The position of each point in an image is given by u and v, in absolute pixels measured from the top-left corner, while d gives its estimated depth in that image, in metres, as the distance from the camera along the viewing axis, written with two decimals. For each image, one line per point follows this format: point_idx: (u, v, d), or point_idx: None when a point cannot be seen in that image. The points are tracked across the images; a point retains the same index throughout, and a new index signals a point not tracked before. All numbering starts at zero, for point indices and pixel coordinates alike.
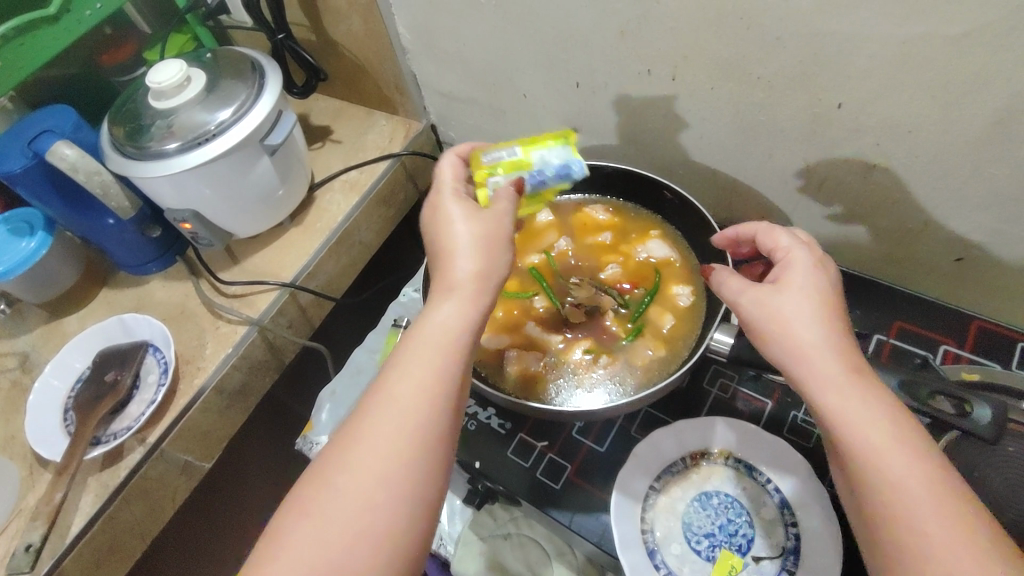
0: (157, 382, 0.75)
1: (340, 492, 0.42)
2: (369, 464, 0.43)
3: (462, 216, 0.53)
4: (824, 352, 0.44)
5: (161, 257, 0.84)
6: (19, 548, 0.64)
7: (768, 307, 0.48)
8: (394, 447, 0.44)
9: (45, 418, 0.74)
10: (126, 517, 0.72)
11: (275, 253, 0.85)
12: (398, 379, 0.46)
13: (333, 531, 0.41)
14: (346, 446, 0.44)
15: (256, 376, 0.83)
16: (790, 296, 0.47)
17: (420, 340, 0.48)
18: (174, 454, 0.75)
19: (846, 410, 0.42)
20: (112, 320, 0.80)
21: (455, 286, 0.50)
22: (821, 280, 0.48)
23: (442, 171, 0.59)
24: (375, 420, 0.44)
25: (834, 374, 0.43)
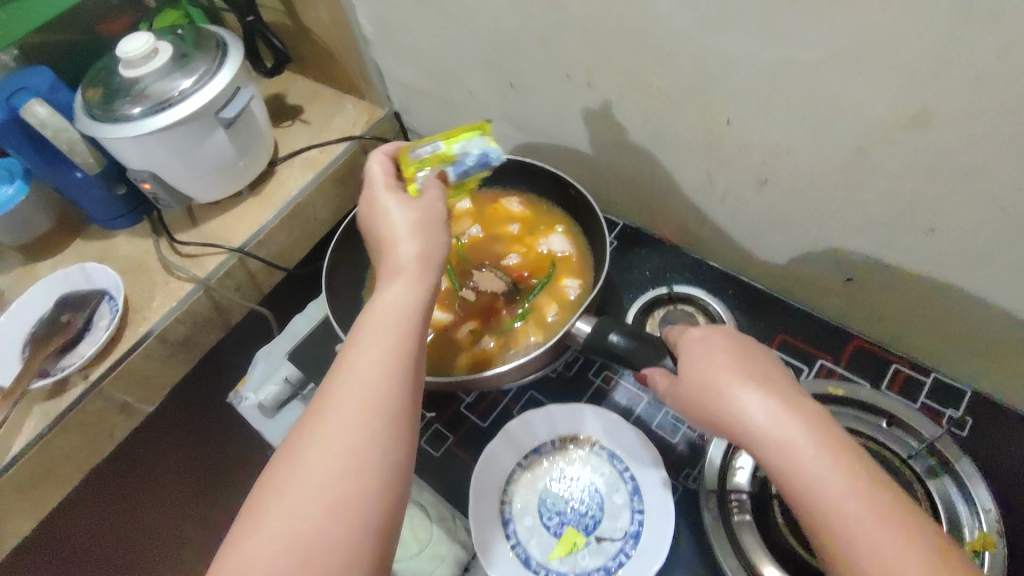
0: (105, 326, 0.81)
1: (312, 464, 0.43)
2: (337, 432, 0.44)
3: (397, 207, 0.57)
4: (770, 407, 0.43)
5: (129, 214, 0.92)
6: None
7: (705, 366, 0.47)
8: (359, 414, 0.45)
9: (4, 350, 0.81)
10: (62, 446, 0.78)
11: (230, 220, 0.91)
12: (355, 353, 0.48)
13: (310, 499, 0.42)
14: (313, 424, 0.45)
15: (200, 331, 0.89)
16: (714, 367, 0.46)
17: (374, 318, 0.50)
18: (113, 394, 0.81)
19: (790, 464, 0.41)
20: (75, 268, 0.87)
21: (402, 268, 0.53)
22: (724, 341, 0.48)
23: (370, 167, 0.62)
24: (336, 392, 0.46)
25: (766, 430, 0.43)
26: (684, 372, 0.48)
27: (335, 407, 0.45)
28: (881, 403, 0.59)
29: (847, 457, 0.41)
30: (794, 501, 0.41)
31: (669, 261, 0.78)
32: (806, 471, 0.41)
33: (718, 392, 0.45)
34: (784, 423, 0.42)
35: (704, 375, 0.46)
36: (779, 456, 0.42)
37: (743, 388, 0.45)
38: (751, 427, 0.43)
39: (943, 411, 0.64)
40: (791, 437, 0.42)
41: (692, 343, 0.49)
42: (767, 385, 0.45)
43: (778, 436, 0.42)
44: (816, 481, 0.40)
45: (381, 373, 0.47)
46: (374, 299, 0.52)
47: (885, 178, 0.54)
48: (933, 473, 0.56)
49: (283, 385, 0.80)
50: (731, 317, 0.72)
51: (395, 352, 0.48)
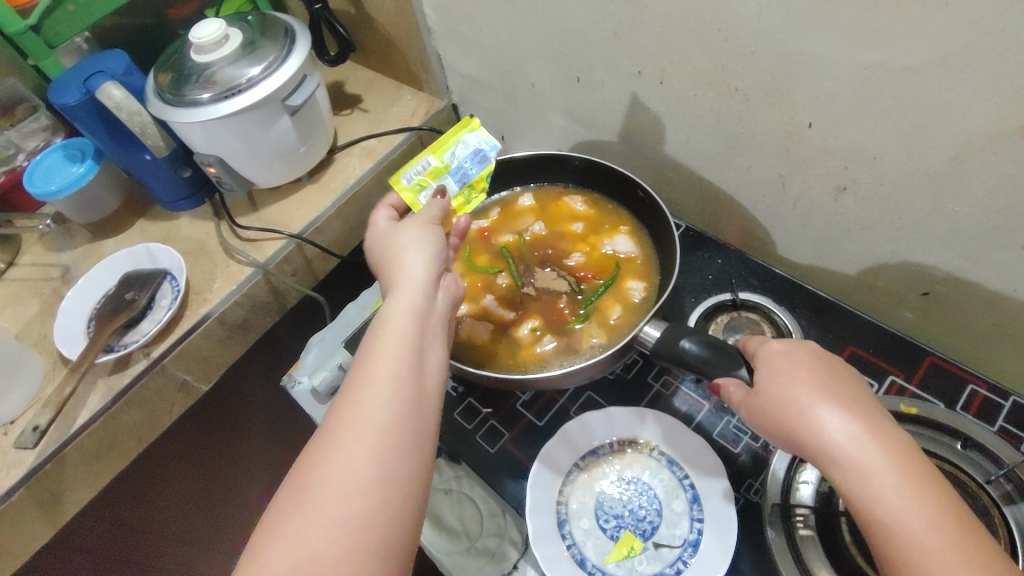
0: (167, 306, 0.83)
1: (324, 483, 0.41)
2: (353, 439, 0.43)
3: (398, 228, 0.58)
4: (850, 432, 0.43)
5: (192, 196, 0.94)
6: (27, 428, 0.74)
7: (780, 382, 0.47)
8: (372, 430, 0.43)
9: (72, 324, 0.84)
10: (125, 419, 0.81)
11: (290, 206, 0.92)
12: (366, 368, 0.46)
13: (324, 518, 0.40)
14: (328, 435, 0.43)
15: (257, 314, 0.90)
16: (793, 381, 0.46)
17: (384, 327, 0.49)
18: (174, 371, 0.83)
19: (864, 486, 0.41)
20: (140, 248, 0.89)
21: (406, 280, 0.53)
22: (805, 357, 0.48)
23: (374, 215, 0.63)
24: (350, 401, 0.45)
25: (843, 449, 0.42)
26: (761, 385, 0.48)
27: (347, 425, 0.43)
28: (957, 424, 0.58)
29: (927, 486, 0.40)
30: (869, 525, 0.40)
31: (733, 266, 0.77)
32: (884, 495, 0.40)
33: (799, 407, 0.45)
34: (863, 447, 0.42)
35: (783, 391, 0.46)
36: (852, 477, 0.41)
37: (825, 406, 0.44)
38: (825, 449, 0.43)
39: (1021, 436, 0.61)
40: (872, 462, 0.41)
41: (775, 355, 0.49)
42: (848, 406, 0.44)
43: (857, 458, 0.42)
44: (894, 506, 0.39)
45: (394, 376, 0.46)
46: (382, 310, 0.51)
47: (982, 190, 0.51)
48: (1011, 501, 0.53)
49: (336, 372, 0.81)
50: (796, 324, 0.71)
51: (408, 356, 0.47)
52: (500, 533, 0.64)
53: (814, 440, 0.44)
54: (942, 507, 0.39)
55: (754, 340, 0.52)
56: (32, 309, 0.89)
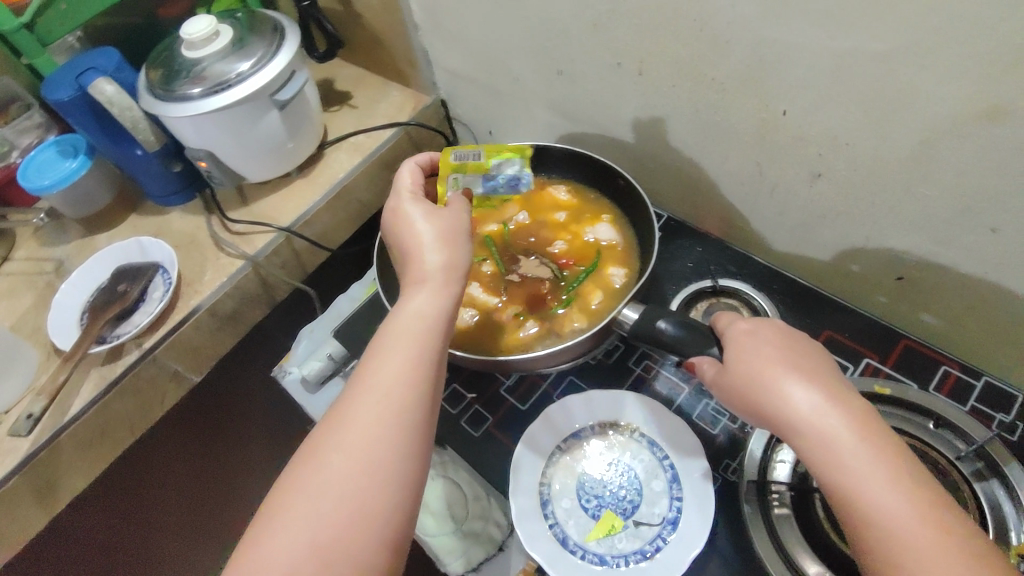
0: (159, 298, 0.85)
1: (328, 473, 0.44)
2: (358, 440, 0.45)
3: (421, 218, 0.57)
4: (815, 405, 0.44)
5: (184, 191, 0.95)
6: (21, 416, 0.75)
7: (746, 359, 0.48)
8: (377, 426, 0.46)
9: (65, 316, 0.85)
10: (117, 409, 0.82)
11: (280, 200, 0.94)
12: (378, 365, 0.48)
13: (325, 505, 0.43)
14: (334, 430, 0.46)
15: (247, 307, 0.91)
16: (757, 355, 0.48)
17: (398, 328, 0.50)
18: (166, 362, 0.84)
19: (828, 455, 0.42)
20: (132, 242, 0.91)
21: (426, 280, 0.53)
22: (767, 331, 0.50)
23: (401, 176, 0.63)
24: (357, 401, 0.47)
25: (808, 420, 0.44)
26: (726, 362, 0.50)
27: (355, 419, 0.46)
28: (930, 403, 0.59)
29: (885, 451, 0.42)
30: (834, 491, 0.42)
31: (713, 254, 0.78)
32: (846, 462, 0.42)
33: (763, 380, 0.47)
34: (827, 418, 0.44)
35: (751, 367, 0.48)
36: (817, 447, 0.43)
37: (789, 379, 0.46)
38: (793, 424, 0.45)
39: (993, 415, 0.63)
40: (833, 430, 0.43)
41: (739, 330, 0.51)
42: (808, 375, 0.46)
43: (820, 429, 0.43)
44: (855, 471, 0.41)
45: (403, 383, 0.47)
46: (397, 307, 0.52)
47: (948, 173, 0.53)
48: (980, 477, 0.55)
49: (326, 361, 0.82)
50: (773, 309, 0.72)
51: (418, 364, 0.48)
52: (483, 515, 0.65)
53: (782, 415, 0.45)
54: (901, 468, 0.41)
55: (722, 315, 0.54)
56: (26, 302, 0.90)
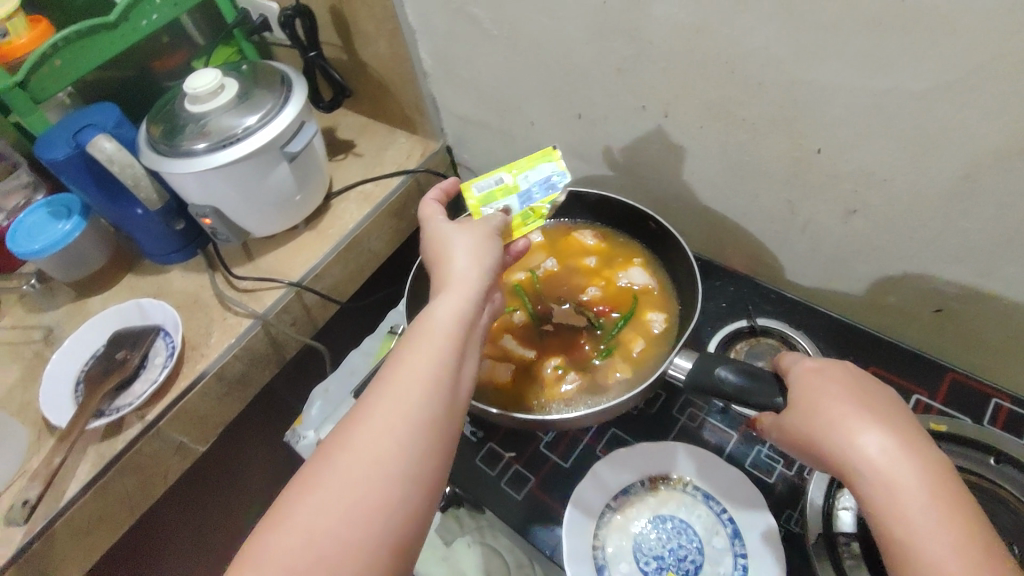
0: (161, 364, 0.80)
1: (337, 469, 0.41)
2: (369, 439, 0.42)
3: (453, 228, 0.55)
4: (887, 446, 0.42)
5: (184, 248, 0.91)
6: (16, 503, 0.69)
7: (811, 397, 0.47)
8: (391, 425, 0.43)
9: (58, 388, 0.79)
10: (118, 488, 0.76)
11: (288, 254, 0.90)
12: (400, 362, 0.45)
13: (330, 503, 0.40)
14: (347, 426, 0.43)
15: (256, 368, 0.87)
16: (838, 406, 0.45)
17: (422, 329, 0.47)
18: (170, 433, 0.79)
19: (896, 507, 0.40)
20: (130, 304, 0.86)
21: (452, 282, 0.51)
22: (848, 389, 0.46)
23: (428, 205, 0.59)
24: (373, 399, 0.44)
25: (878, 468, 0.41)
26: (801, 411, 0.47)
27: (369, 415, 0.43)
28: (989, 439, 0.58)
29: (962, 517, 0.39)
30: (893, 552, 0.39)
31: (746, 292, 0.77)
32: (910, 518, 0.39)
33: (828, 422, 0.44)
34: (904, 466, 0.41)
35: (818, 409, 0.46)
36: (878, 492, 0.41)
37: (862, 422, 0.43)
38: (858, 463, 0.42)
39: None
40: (903, 478, 0.40)
41: (817, 379, 0.48)
42: (895, 438, 0.42)
43: (889, 476, 0.41)
44: (919, 527, 0.39)
45: (420, 386, 0.44)
46: (425, 307, 0.49)
47: (992, 207, 0.53)
48: None
49: None
50: (814, 347, 0.70)
51: (437, 365, 0.45)
52: None
53: (848, 454, 0.43)
54: (981, 546, 0.38)
55: (788, 357, 0.52)
56: (15, 374, 0.84)
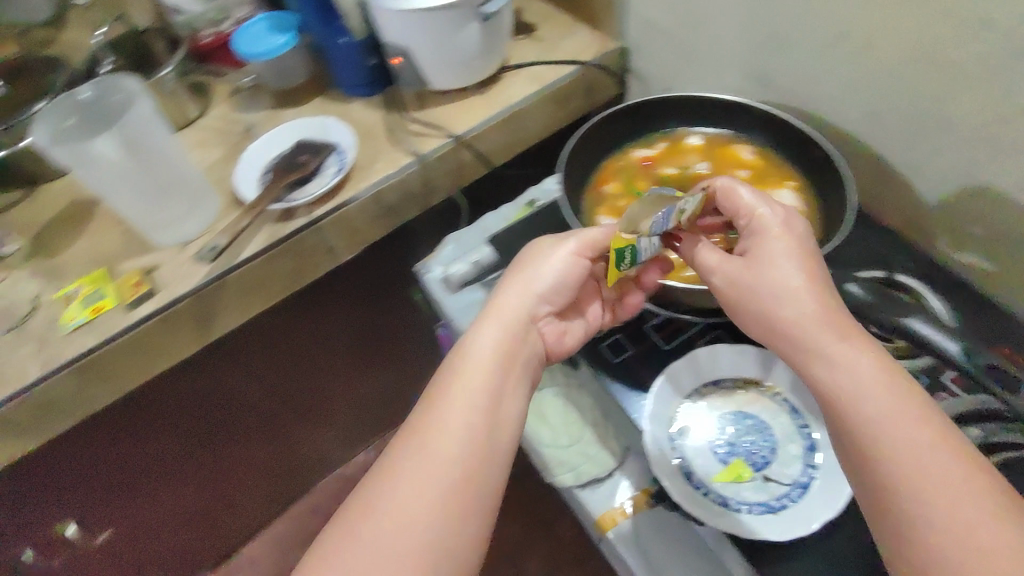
0: (331, 175, 0.91)
1: (395, 504, 0.47)
2: (421, 472, 0.48)
3: (518, 263, 0.63)
4: (819, 316, 0.48)
5: (369, 85, 1.01)
6: (208, 247, 0.85)
7: (758, 262, 0.52)
8: (442, 461, 0.49)
9: (249, 172, 0.93)
10: (278, 266, 0.89)
11: (455, 111, 0.98)
12: (445, 406, 0.52)
13: (393, 533, 0.46)
14: (401, 464, 0.49)
15: (406, 203, 0.96)
16: (781, 261, 0.51)
17: (466, 365, 0.54)
18: (327, 235, 0.90)
19: (842, 383, 0.45)
20: (317, 120, 0.98)
21: (492, 318, 0.58)
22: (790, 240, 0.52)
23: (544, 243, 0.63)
24: (422, 435, 0.50)
25: (829, 343, 0.47)
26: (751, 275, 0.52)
27: (419, 453, 0.49)
28: None
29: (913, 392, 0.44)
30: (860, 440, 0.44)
31: (890, 247, 0.75)
32: (871, 399, 0.44)
33: (767, 300, 0.51)
34: (829, 333, 0.47)
35: (764, 275, 0.52)
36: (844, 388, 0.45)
37: (806, 301, 0.49)
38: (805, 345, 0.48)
39: None
40: (860, 362, 0.45)
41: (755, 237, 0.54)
42: (845, 332, 0.47)
43: (838, 353, 0.46)
44: (883, 412, 0.43)
45: (465, 424, 0.51)
46: (467, 344, 0.56)
47: None
48: None
49: (471, 267, 0.86)
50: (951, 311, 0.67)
51: (480, 405, 0.52)
52: (600, 441, 0.69)
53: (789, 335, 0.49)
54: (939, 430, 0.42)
55: (716, 184, 0.59)
56: (217, 154, 0.99)
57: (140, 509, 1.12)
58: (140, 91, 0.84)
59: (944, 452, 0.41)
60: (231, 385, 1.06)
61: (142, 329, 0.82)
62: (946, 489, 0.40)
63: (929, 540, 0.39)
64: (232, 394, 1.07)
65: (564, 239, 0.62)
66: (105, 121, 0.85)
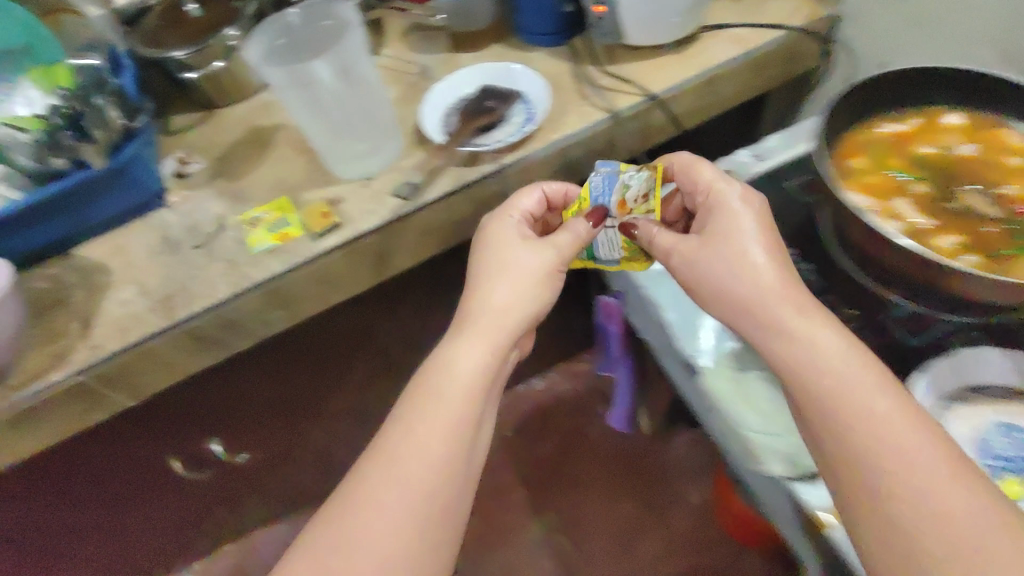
0: (519, 124, 0.88)
1: (387, 508, 0.58)
2: (406, 473, 0.59)
3: (491, 243, 0.74)
4: (777, 287, 0.60)
5: (554, 35, 0.97)
6: (405, 181, 0.85)
7: (731, 245, 0.64)
8: (420, 465, 0.60)
9: (432, 113, 0.90)
10: (460, 210, 0.86)
11: (649, 67, 0.92)
12: (421, 416, 0.62)
13: (385, 537, 0.57)
14: (380, 467, 0.60)
15: (588, 161, 0.91)
16: (743, 238, 0.64)
17: (442, 379, 0.65)
18: (509, 185, 0.87)
19: (792, 353, 0.57)
20: (503, 66, 0.94)
21: (480, 329, 0.68)
22: (749, 214, 0.66)
23: (526, 198, 0.78)
24: (393, 436, 0.62)
25: (793, 318, 0.58)
26: (728, 267, 0.63)
27: (394, 457, 0.60)
28: None
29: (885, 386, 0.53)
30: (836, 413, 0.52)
31: None
32: (843, 372, 0.54)
33: (759, 298, 0.60)
34: (799, 317, 0.58)
35: (721, 250, 0.64)
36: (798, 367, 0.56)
37: (783, 305, 0.59)
38: (770, 320, 0.59)
39: None
40: (826, 340, 0.56)
41: (723, 215, 0.67)
42: (802, 304, 0.59)
43: (804, 329, 0.57)
44: (850, 379, 0.53)
45: (444, 441, 0.61)
46: (450, 358, 0.66)
47: None
48: None
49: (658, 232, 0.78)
50: None
51: (458, 421, 0.62)
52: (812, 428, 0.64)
53: (756, 309, 0.60)
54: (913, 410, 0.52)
55: (679, 156, 0.74)
56: (395, 92, 0.97)
57: (142, 510, 1.12)
58: (351, 17, 0.82)
59: (915, 440, 0.50)
60: (243, 388, 1.02)
61: (327, 259, 0.82)
62: (931, 485, 0.48)
63: (903, 509, 0.48)
64: (229, 410, 1.04)
65: (544, 251, 0.72)
66: (313, 48, 0.86)
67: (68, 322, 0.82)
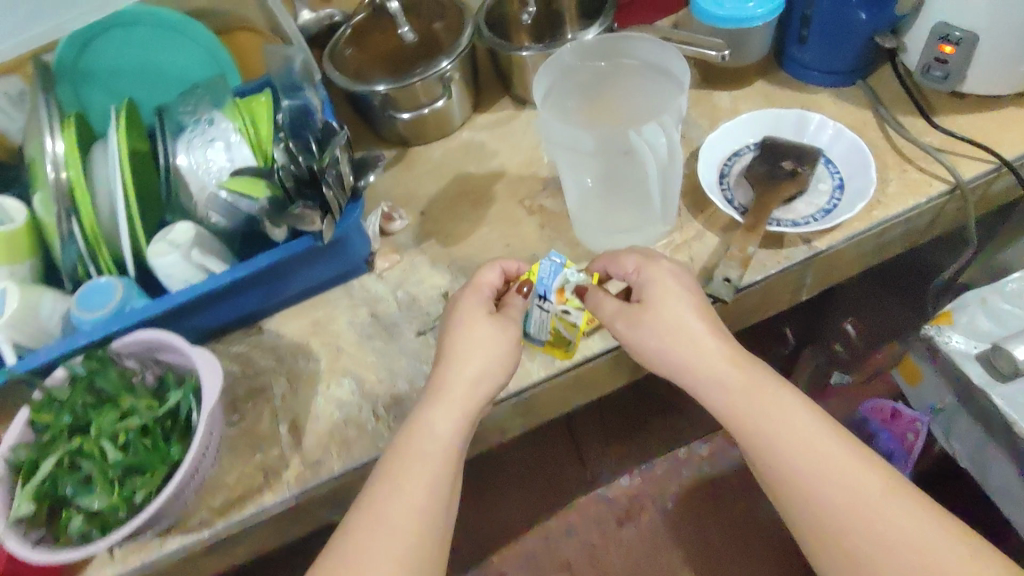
0: (830, 195, 0.69)
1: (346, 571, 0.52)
2: (382, 542, 0.52)
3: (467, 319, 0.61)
4: (773, 386, 0.56)
5: (846, 73, 0.77)
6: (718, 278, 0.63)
7: (673, 326, 0.58)
8: (404, 538, 0.53)
9: (708, 174, 0.72)
10: (753, 303, 0.69)
11: (989, 122, 0.72)
12: (395, 473, 0.55)
13: None
14: (351, 533, 0.53)
15: (901, 240, 0.72)
16: (680, 300, 0.59)
17: (418, 443, 0.56)
18: (811, 273, 0.69)
19: (836, 470, 0.52)
20: (793, 112, 0.74)
21: (452, 395, 0.58)
22: (697, 310, 0.58)
23: (487, 274, 0.64)
24: (382, 512, 0.54)
25: (741, 372, 0.57)
26: (670, 343, 0.57)
27: (374, 529, 0.53)
28: None
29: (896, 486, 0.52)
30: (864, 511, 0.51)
31: None
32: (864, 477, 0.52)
33: (783, 409, 0.55)
34: (813, 419, 0.55)
35: (668, 314, 0.58)
36: (830, 474, 0.52)
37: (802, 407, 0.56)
38: (806, 438, 0.54)
39: None
40: (822, 440, 0.54)
41: (660, 287, 0.59)
42: (744, 364, 0.57)
43: (765, 388, 0.56)
44: (850, 470, 0.53)
45: (415, 500, 0.54)
46: (419, 420, 0.57)
47: None
48: None
49: None
50: None
51: (433, 481, 0.55)
52: None
53: (769, 413, 0.55)
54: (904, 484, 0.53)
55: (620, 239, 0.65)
56: None
57: None
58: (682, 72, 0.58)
59: (904, 510, 0.51)
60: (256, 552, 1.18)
61: (590, 365, 0.67)
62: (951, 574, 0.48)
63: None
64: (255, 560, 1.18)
65: (505, 323, 0.61)
66: (618, 85, 0.63)
67: (274, 424, 0.67)
